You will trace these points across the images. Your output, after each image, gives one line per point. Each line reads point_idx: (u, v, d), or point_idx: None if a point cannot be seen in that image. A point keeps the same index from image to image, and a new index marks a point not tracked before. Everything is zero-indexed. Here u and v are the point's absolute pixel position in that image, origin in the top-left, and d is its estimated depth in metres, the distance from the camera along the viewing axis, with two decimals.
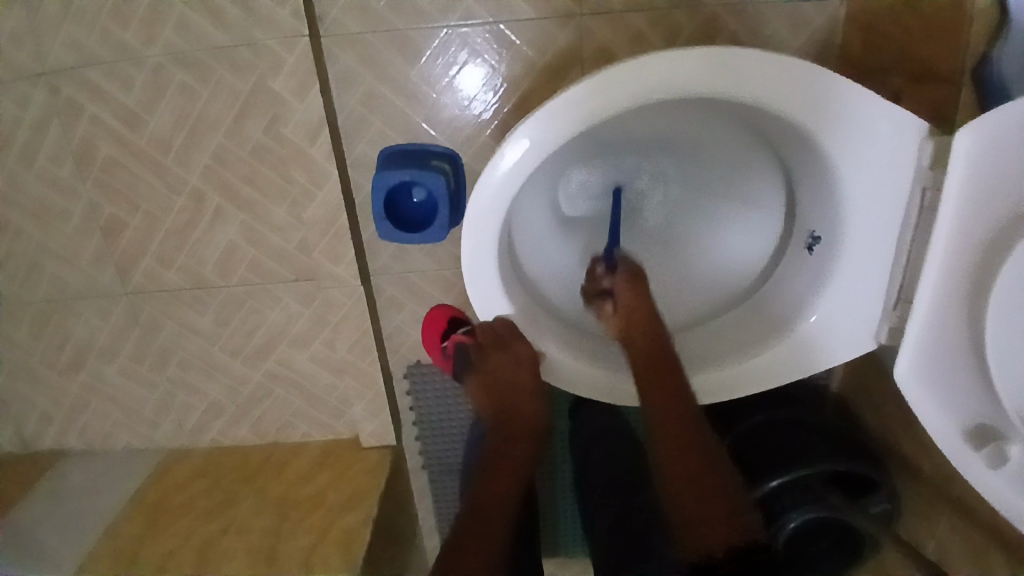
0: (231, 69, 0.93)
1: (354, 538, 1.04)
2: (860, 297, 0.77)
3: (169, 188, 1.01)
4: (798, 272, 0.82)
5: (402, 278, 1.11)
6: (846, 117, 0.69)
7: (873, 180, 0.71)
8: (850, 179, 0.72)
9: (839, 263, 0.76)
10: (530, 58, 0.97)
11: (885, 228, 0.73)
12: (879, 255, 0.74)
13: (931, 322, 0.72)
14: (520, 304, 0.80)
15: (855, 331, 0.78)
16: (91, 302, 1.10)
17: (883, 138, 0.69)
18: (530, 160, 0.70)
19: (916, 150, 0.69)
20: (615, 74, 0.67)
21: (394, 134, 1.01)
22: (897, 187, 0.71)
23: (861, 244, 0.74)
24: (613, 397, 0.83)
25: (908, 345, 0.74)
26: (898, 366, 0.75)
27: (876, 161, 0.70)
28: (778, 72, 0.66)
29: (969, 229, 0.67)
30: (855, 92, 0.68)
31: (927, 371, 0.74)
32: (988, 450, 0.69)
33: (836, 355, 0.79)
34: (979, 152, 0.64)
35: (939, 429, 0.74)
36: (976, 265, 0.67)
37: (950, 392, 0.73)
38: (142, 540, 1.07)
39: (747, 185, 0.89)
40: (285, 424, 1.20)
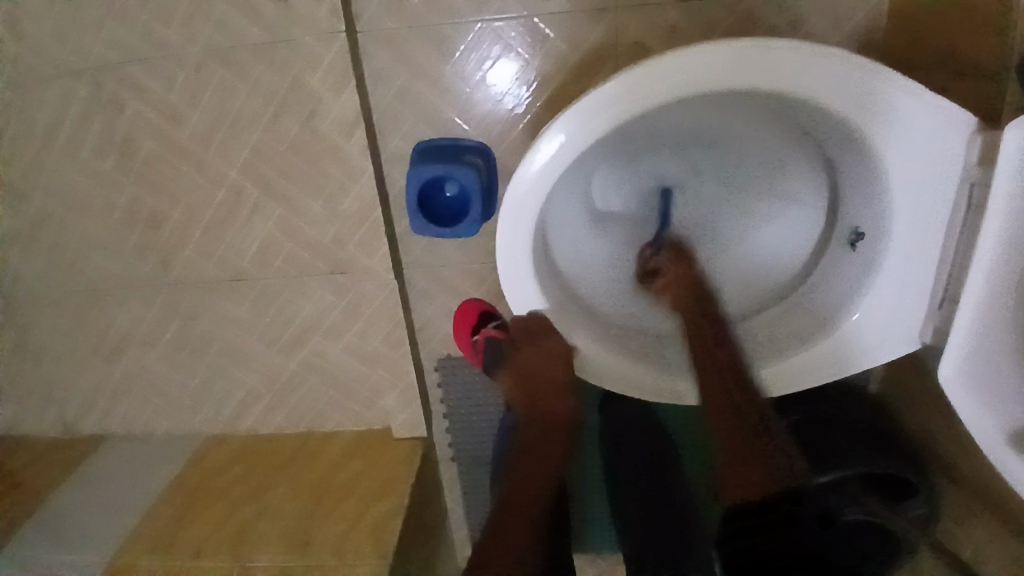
0: (269, 65, 0.94)
1: (386, 527, 1.06)
2: (903, 293, 0.75)
3: (207, 182, 1.04)
4: (839, 269, 0.81)
5: (435, 271, 1.13)
6: (890, 110, 0.68)
7: (917, 177, 0.70)
8: (894, 173, 0.70)
9: (882, 261, 0.75)
10: (564, 53, 0.97)
11: (928, 226, 0.72)
12: (923, 253, 0.73)
13: (979, 324, 0.70)
14: (555, 299, 0.81)
15: (897, 330, 0.77)
16: (132, 292, 1.13)
17: (927, 133, 0.68)
18: (568, 153, 0.70)
19: (966, 146, 0.68)
20: (656, 69, 0.66)
21: (428, 128, 1.02)
22: (943, 182, 0.70)
23: (904, 240, 0.73)
24: (648, 393, 0.83)
25: (954, 346, 0.72)
26: (943, 369, 0.74)
27: (920, 156, 0.69)
28: (822, 64, 0.66)
29: (1016, 227, 0.65)
30: (898, 87, 0.66)
31: (973, 374, 0.72)
32: None
33: (877, 354, 0.78)
34: None
35: (984, 432, 0.72)
36: (1022, 264, 0.65)
37: (995, 394, 0.71)
38: (180, 524, 1.10)
39: (786, 178, 0.88)
40: (318, 413, 1.22)
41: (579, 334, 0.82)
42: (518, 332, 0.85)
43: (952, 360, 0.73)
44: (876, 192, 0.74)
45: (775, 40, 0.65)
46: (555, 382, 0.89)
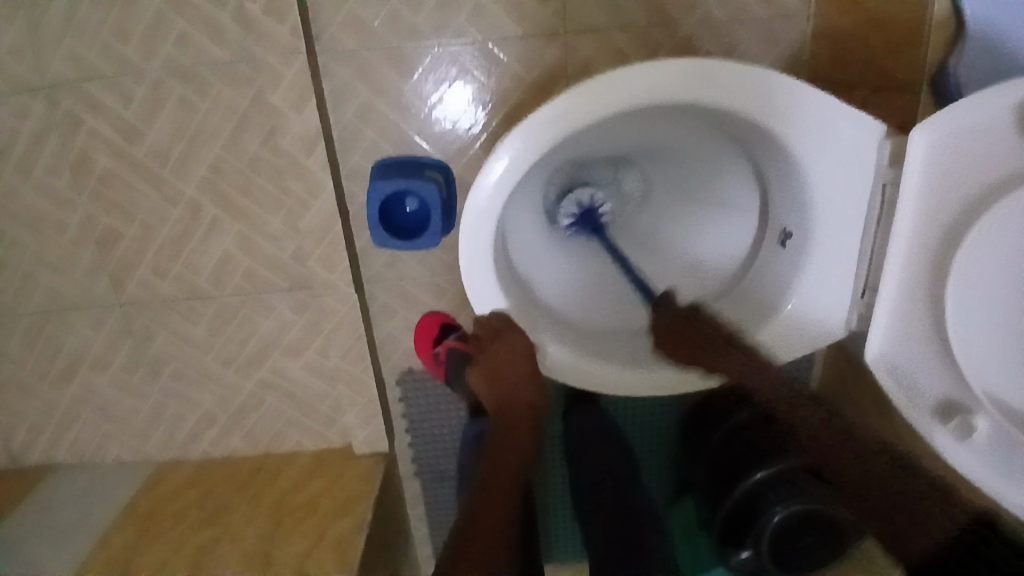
0: (230, 84, 0.96)
1: (349, 543, 1.05)
2: (834, 287, 0.81)
3: (165, 199, 1.03)
4: (772, 266, 0.86)
5: (395, 285, 1.14)
6: (812, 119, 0.73)
7: (836, 177, 0.76)
8: (819, 177, 0.76)
9: (810, 256, 0.80)
10: (518, 73, 1.01)
11: (848, 221, 0.77)
12: (845, 244, 0.79)
13: (898, 310, 0.76)
14: (515, 299, 0.84)
15: (825, 319, 0.82)
16: (85, 313, 1.11)
17: (842, 137, 0.74)
18: (522, 164, 0.73)
19: (879, 149, 0.74)
20: (599, 84, 0.71)
21: (388, 145, 1.04)
22: (863, 183, 0.75)
23: (833, 239, 0.79)
24: (607, 385, 0.84)
25: (877, 332, 0.78)
26: (869, 352, 0.79)
27: (837, 158, 0.75)
28: (743, 80, 0.71)
29: (928, 221, 0.71)
30: (811, 97, 0.73)
31: (898, 357, 0.78)
32: (957, 423, 0.73)
33: (807, 343, 0.83)
34: (934, 149, 0.68)
35: (914, 409, 0.77)
36: (936, 253, 0.71)
37: (919, 373, 0.76)
38: (133, 551, 1.07)
39: (718, 188, 0.94)
40: (277, 433, 1.21)
41: (542, 336, 0.85)
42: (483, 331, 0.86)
43: (875, 345, 0.78)
44: (804, 195, 0.80)
45: (705, 59, 0.71)
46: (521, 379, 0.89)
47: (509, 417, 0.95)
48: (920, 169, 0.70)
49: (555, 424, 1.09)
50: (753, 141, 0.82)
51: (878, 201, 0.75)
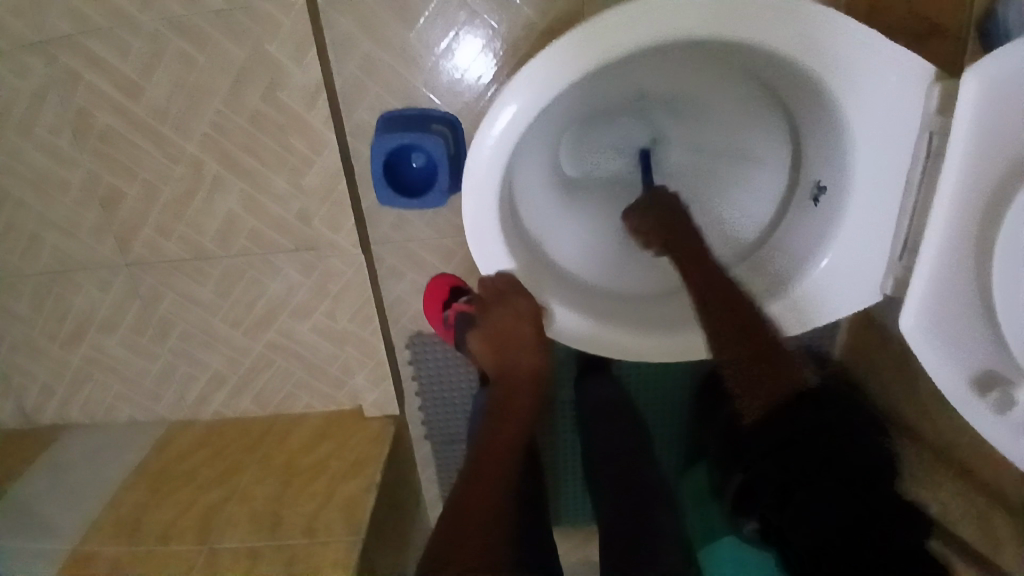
0: (229, 35, 0.92)
1: (358, 504, 1.05)
2: (867, 242, 0.77)
3: (166, 157, 1.01)
4: (805, 223, 0.82)
5: (403, 247, 1.11)
6: (847, 60, 0.68)
7: (877, 127, 0.71)
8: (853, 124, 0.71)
9: (843, 214, 0.76)
10: (530, 22, 0.96)
11: (888, 176, 0.73)
12: (885, 201, 0.74)
13: (939, 274, 0.72)
14: (523, 257, 0.81)
15: (859, 281, 0.78)
16: (91, 275, 1.10)
17: (886, 85, 0.69)
18: (529, 112, 0.70)
19: (922, 95, 0.69)
20: (611, 23, 0.66)
21: (394, 99, 1.00)
22: (901, 130, 0.71)
23: (868, 192, 0.74)
24: (619, 351, 0.82)
25: (914, 296, 0.74)
26: (905, 320, 0.76)
27: (880, 108, 0.70)
28: (778, 16, 0.66)
29: (975, 177, 0.66)
30: (856, 38, 0.67)
31: (934, 324, 0.74)
32: (995, 396, 0.69)
33: (838, 307, 0.79)
34: (983, 98, 0.63)
35: (947, 378, 0.74)
36: (982, 211, 0.66)
37: (959, 341, 0.72)
38: (145, 510, 1.08)
39: (747, 144, 0.90)
40: (286, 395, 1.20)
41: (549, 295, 0.81)
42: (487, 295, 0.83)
43: (912, 309, 0.75)
44: (838, 144, 0.75)
45: None
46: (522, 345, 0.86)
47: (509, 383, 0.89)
48: (966, 121, 0.65)
49: (567, 390, 1.13)
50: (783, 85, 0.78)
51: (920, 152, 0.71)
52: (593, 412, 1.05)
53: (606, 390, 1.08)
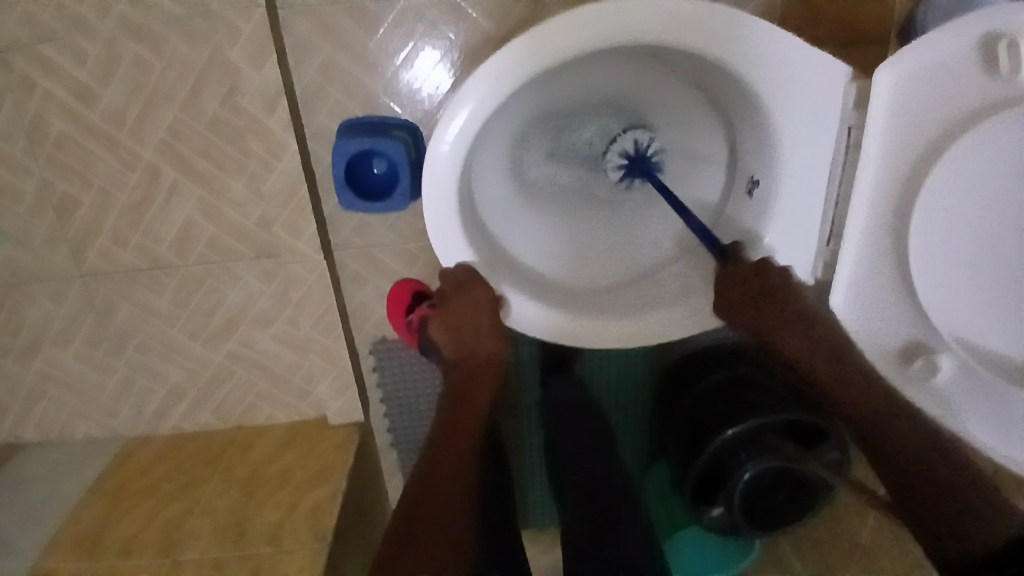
0: (186, 41, 0.92)
1: (324, 510, 1.04)
2: (801, 233, 0.79)
3: (123, 164, 1.00)
4: (741, 216, 0.84)
5: (365, 252, 1.12)
6: (779, 60, 0.71)
7: (801, 122, 0.74)
8: (783, 118, 0.74)
9: (777, 204, 0.78)
10: (486, 27, 0.98)
11: (813, 168, 0.76)
12: (812, 190, 0.77)
13: (864, 256, 0.74)
14: (482, 253, 0.82)
15: (794, 269, 0.80)
16: (44, 286, 1.08)
17: (807, 84, 0.72)
18: (484, 109, 0.72)
19: (841, 91, 0.72)
20: (566, 22, 0.69)
21: (353, 105, 1.01)
22: (820, 125, 0.74)
23: (798, 183, 0.77)
24: (580, 338, 0.83)
25: (842, 276, 0.75)
26: (834, 300, 0.77)
27: (806, 105, 0.73)
28: (711, 17, 0.69)
29: (892, 163, 0.70)
30: (780, 41, 0.71)
31: (860, 303, 0.76)
32: (920, 363, 0.73)
33: (777, 293, 0.81)
34: (898, 88, 0.67)
35: (876, 354, 0.76)
36: (900, 194, 0.71)
37: (883, 316, 0.75)
38: (104, 524, 1.06)
39: (696, 143, 0.91)
40: (249, 406, 1.19)
41: (507, 285, 0.82)
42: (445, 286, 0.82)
43: (840, 289, 0.76)
44: (770, 138, 0.77)
45: None
46: (484, 332, 0.85)
47: (469, 367, 0.87)
48: (884, 111, 0.68)
49: (531, 392, 1.16)
50: (721, 84, 0.81)
51: (843, 144, 0.74)
52: (556, 413, 1.06)
53: (568, 391, 1.09)
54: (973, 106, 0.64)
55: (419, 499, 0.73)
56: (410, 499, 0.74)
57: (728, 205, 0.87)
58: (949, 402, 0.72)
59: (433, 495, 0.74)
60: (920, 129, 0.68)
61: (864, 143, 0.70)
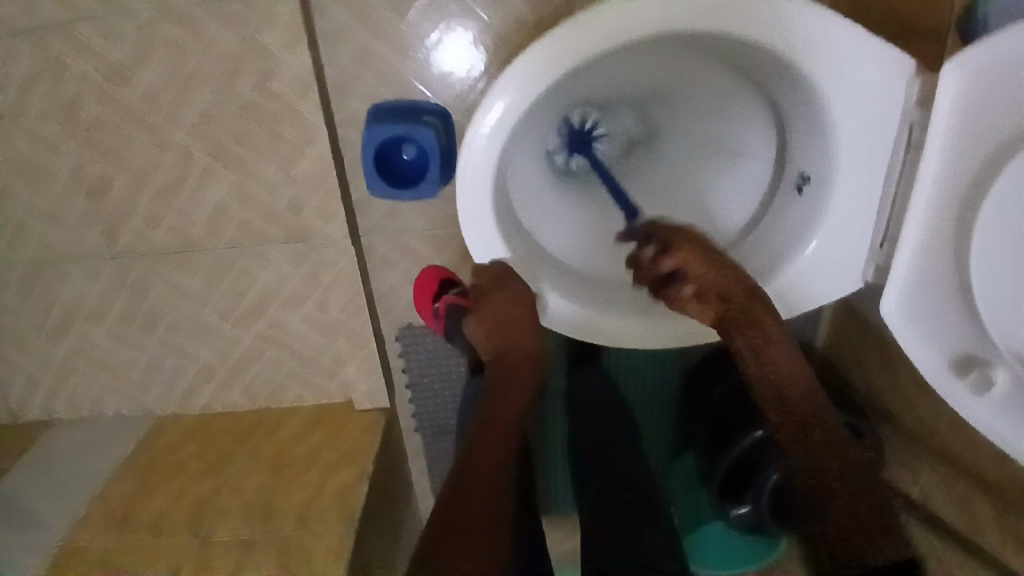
0: (220, 22, 0.91)
1: (350, 494, 1.05)
2: (849, 236, 0.77)
3: (156, 145, 1.00)
4: (788, 215, 0.82)
5: (395, 237, 1.11)
6: (836, 55, 0.69)
7: (864, 117, 0.71)
8: (841, 113, 0.72)
9: (829, 200, 0.76)
10: (523, 13, 0.96)
11: (875, 165, 0.73)
12: (868, 189, 0.74)
13: (920, 262, 0.71)
14: (517, 248, 0.81)
15: (840, 273, 0.78)
16: (77, 265, 1.09)
17: (870, 77, 0.69)
18: (525, 98, 0.70)
19: (904, 90, 0.69)
20: (611, 11, 0.67)
21: (386, 90, 1.00)
22: (885, 120, 0.71)
23: (849, 182, 0.74)
24: (608, 339, 0.83)
25: (896, 280, 0.73)
26: (885, 303, 0.74)
27: (863, 100, 0.71)
28: (765, 6, 0.67)
29: (953, 161, 0.66)
30: (842, 31, 0.68)
31: (915, 310, 0.72)
32: (974, 377, 0.68)
33: (818, 293, 0.80)
34: (962, 89, 0.63)
35: (928, 363, 0.73)
36: (962, 195, 0.66)
37: (940, 325, 0.71)
38: (136, 500, 1.07)
39: (733, 136, 0.89)
40: (277, 387, 1.20)
41: (542, 284, 0.82)
42: (482, 281, 0.81)
43: (892, 293, 0.73)
44: (824, 134, 0.75)
45: None
46: (524, 327, 0.83)
47: (506, 364, 0.85)
48: (949, 107, 0.64)
49: (558, 381, 1.16)
50: (766, 75, 0.79)
51: (903, 142, 0.71)
52: (581, 404, 1.06)
53: (594, 385, 1.08)
54: None
55: (452, 493, 0.72)
56: (445, 493, 0.73)
57: (774, 204, 0.85)
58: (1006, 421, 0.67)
59: (468, 486, 0.73)
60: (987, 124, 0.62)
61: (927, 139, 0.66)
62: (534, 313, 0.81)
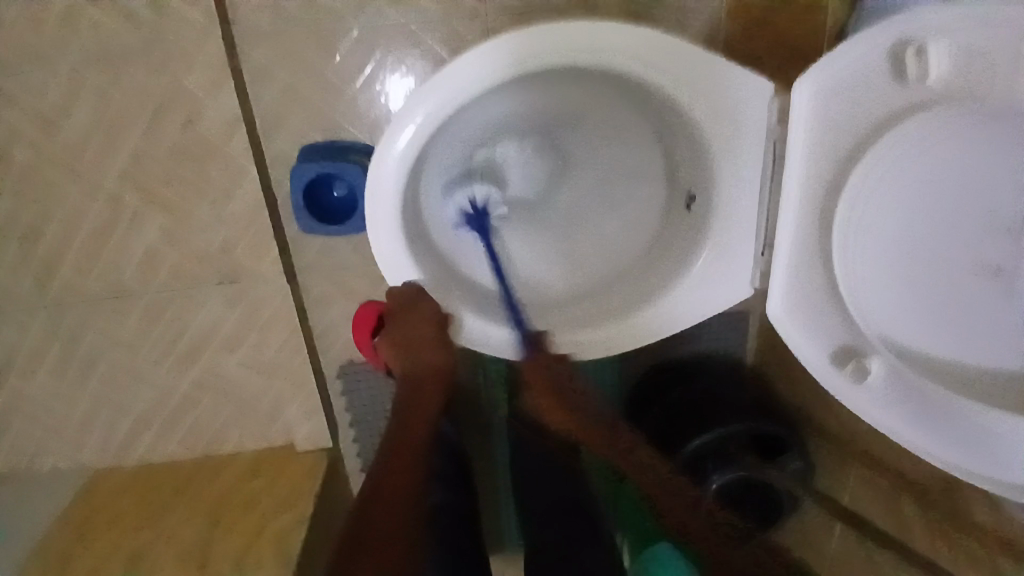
0: (146, 73, 0.94)
1: (289, 537, 1.04)
2: (734, 252, 0.81)
3: (85, 194, 1.01)
4: (678, 232, 0.86)
5: (329, 274, 1.13)
6: (705, 80, 0.75)
7: (734, 138, 0.76)
8: (713, 138, 0.77)
9: (710, 215, 0.81)
10: (440, 56, 1.01)
11: (748, 180, 0.78)
12: (744, 203, 0.79)
13: (795, 268, 0.75)
14: (429, 272, 0.84)
15: (731, 282, 0.82)
16: (6, 317, 1.08)
17: (737, 103, 0.75)
18: (429, 127, 0.75)
19: (763, 111, 0.75)
20: (503, 45, 0.72)
21: (312, 132, 1.04)
22: (753, 138, 0.76)
23: (730, 197, 0.79)
24: (516, 354, 0.84)
25: (778, 283, 0.75)
26: (770, 307, 0.76)
27: (734, 122, 0.76)
28: (636, 40, 0.73)
29: (814, 171, 0.71)
30: (705, 60, 0.74)
31: (798, 308, 0.75)
32: (852, 367, 0.75)
33: (715, 303, 0.83)
34: (813, 104, 0.68)
35: (813, 359, 0.76)
36: (824, 203, 0.72)
37: (818, 321, 0.75)
38: (68, 556, 1.04)
39: (636, 166, 0.93)
40: (215, 433, 1.19)
41: (455, 305, 0.84)
42: (392, 304, 0.83)
43: (776, 298, 0.76)
44: (702, 154, 0.80)
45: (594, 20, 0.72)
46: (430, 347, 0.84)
47: (414, 385, 0.85)
48: (803, 124, 0.69)
49: (497, 410, 1.18)
50: (655, 109, 0.84)
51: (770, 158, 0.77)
52: (521, 432, 1.08)
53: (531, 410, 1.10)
54: (892, 108, 0.66)
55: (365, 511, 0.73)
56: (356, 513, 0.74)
57: (667, 224, 0.89)
58: (880, 401, 0.75)
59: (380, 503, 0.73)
60: (841, 132, 0.69)
61: (787, 155, 0.71)
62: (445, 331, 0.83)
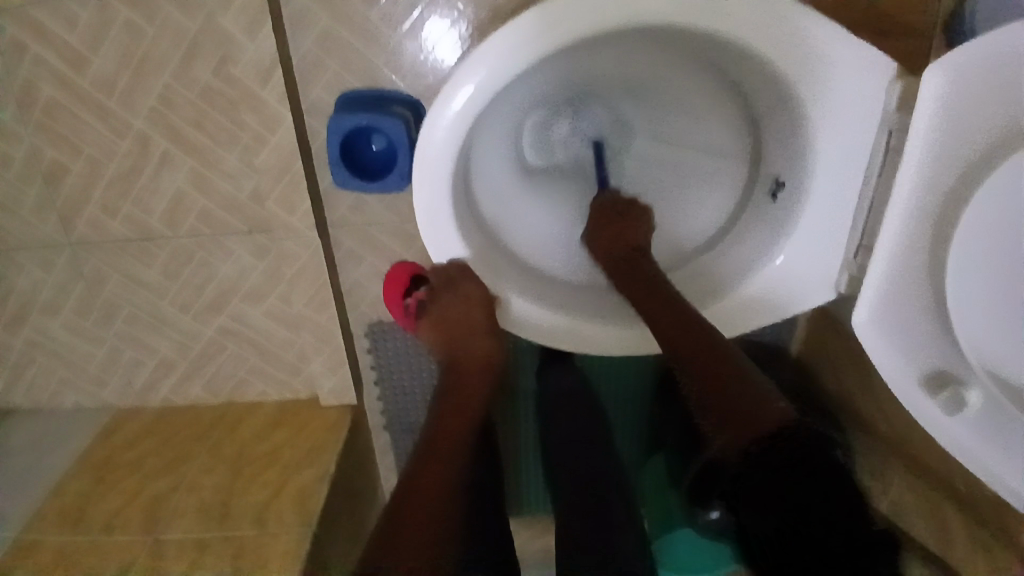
0: (178, 4, 0.87)
1: (310, 495, 1.02)
2: (816, 245, 0.77)
3: (112, 132, 0.96)
4: (760, 219, 0.82)
5: (362, 231, 1.08)
6: (812, 57, 0.68)
7: (839, 123, 0.71)
8: (817, 122, 0.71)
9: (800, 205, 0.76)
10: (496, 4, 0.93)
11: (852, 170, 0.73)
12: (842, 193, 0.74)
13: (893, 275, 0.72)
14: (477, 247, 0.80)
15: (812, 278, 0.78)
16: (29, 253, 1.04)
17: (847, 84, 0.69)
18: (489, 88, 0.68)
19: (874, 93, 0.68)
20: (578, 1, 0.64)
21: (352, 79, 0.97)
22: (862, 128, 0.70)
23: (826, 187, 0.74)
24: (584, 343, 0.82)
25: (870, 290, 0.73)
26: (857, 314, 0.75)
27: (845, 107, 0.70)
28: (742, 12, 0.66)
29: (930, 170, 0.66)
30: (818, 35, 0.67)
31: (887, 320, 0.73)
32: (945, 395, 0.69)
33: (798, 299, 0.79)
34: (940, 97, 0.63)
35: (896, 376, 0.73)
36: (932, 206, 0.67)
37: (909, 337, 0.72)
38: (91, 498, 1.04)
39: (711, 138, 0.88)
40: (239, 383, 1.17)
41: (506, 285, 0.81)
42: (435, 280, 0.81)
43: (864, 305, 0.74)
44: (799, 135, 0.74)
45: None
46: (468, 328, 0.85)
47: (457, 368, 0.88)
48: (928, 117, 0.64)
49: (527, 380, 1.13)
50: (745, 77, 0.78)
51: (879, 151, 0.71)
52: (552, 401, 1.04)
53: (566, 382, 1.06)
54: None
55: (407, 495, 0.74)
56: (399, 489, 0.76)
57: (749, 206, 0.85)
58: (973, 436, 0.68)
59: (421, 491, 0.74)
60: (968, 131, 0.62)
61: (904, 153, 0.67)
62: (489, 313, 0.81)
